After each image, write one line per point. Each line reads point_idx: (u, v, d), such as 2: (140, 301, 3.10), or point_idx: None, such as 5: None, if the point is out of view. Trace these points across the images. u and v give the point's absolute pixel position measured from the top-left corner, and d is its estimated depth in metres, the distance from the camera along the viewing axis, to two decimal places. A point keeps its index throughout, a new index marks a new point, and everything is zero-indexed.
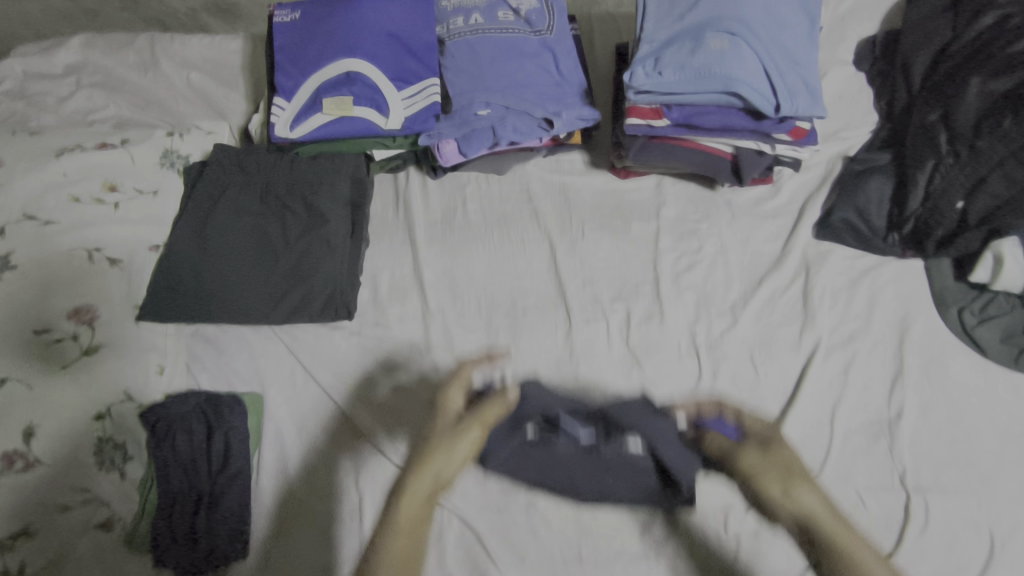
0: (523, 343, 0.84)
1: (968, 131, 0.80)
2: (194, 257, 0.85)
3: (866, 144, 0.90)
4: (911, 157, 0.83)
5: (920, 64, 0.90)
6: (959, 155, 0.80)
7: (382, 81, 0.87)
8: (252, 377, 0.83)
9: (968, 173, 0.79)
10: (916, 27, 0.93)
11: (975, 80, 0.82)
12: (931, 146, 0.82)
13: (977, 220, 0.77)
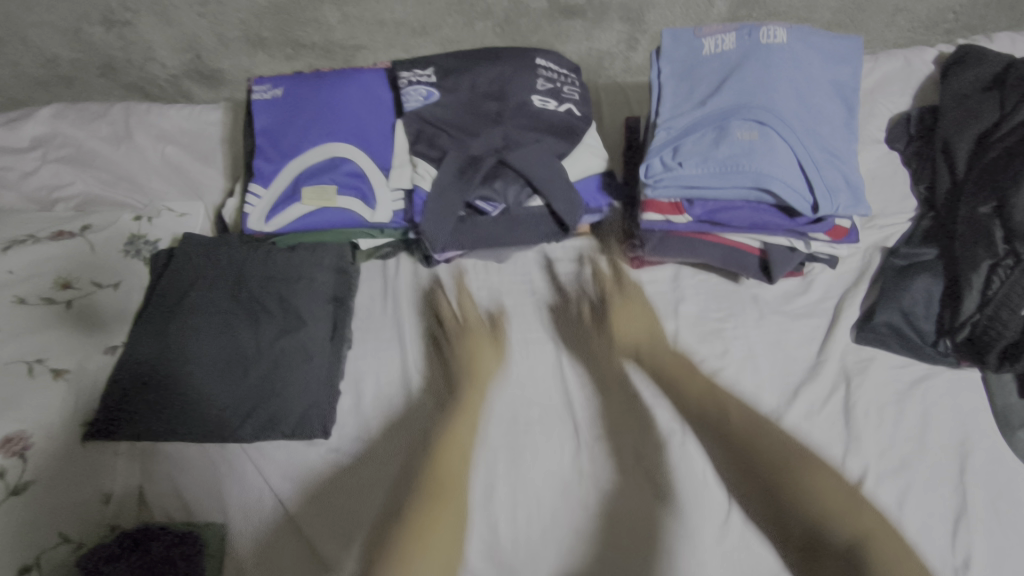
0: (524, 466, 0.71)
1: None
2: (151, 365, 0.75)
3: (906, 234, 0.81)
4: (963, 254, 0.75)
5: (965, 148, 0.81)
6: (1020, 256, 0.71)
7: (369, 168, 0.79)
8: (210, 505, 0.70)
9: None
10: (955, 108, 0.85)
11: None
12: (986, 244, 0.73)
13: None
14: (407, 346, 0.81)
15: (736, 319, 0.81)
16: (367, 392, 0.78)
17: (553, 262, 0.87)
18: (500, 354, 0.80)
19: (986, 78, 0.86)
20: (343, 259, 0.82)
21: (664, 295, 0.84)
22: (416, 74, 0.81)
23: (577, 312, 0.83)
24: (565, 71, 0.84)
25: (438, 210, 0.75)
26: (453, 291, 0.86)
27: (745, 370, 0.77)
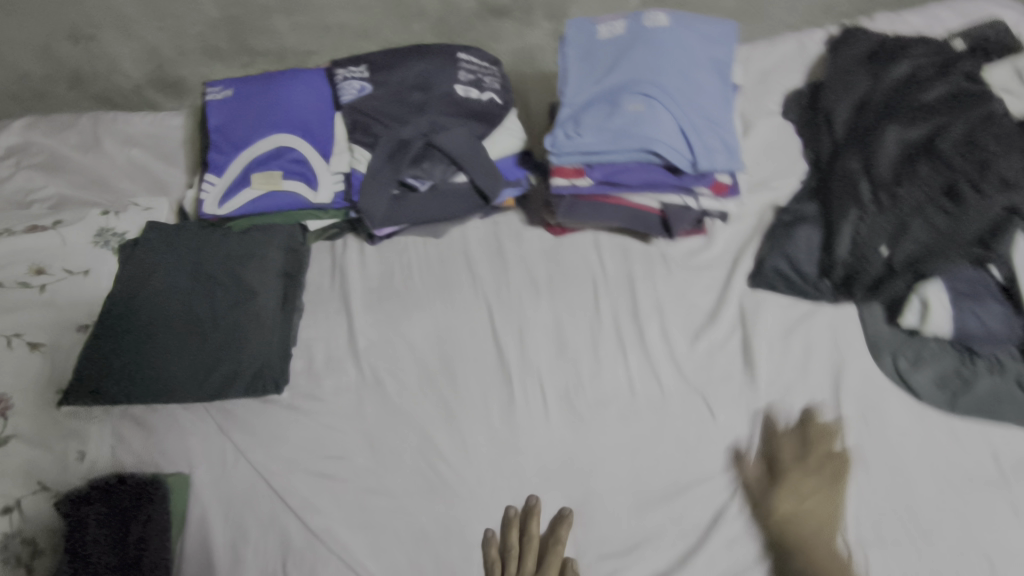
0: (458, 412, 0.79)
1: (888, 180, 0.83)
2: (115, 337, 0.82)
3: (794, 194, 0.91)
4: (835, 205, 0.85)
5: (841, 112, 0.91)
6: (880, 203, 0.82)
7: (311, 154, 0.88)
8: (179, 456, 0.80)
9: (890, 221, 0.81)
10: (835, 77, 0.94)
11: (891, 130, 0.85)
12: (854, 195, 0.83)
13: (903, 265, 0.79)
14: (351, 312, 0.88)
15: (647, 274, 0.89)
16: (317, 355, 0.86)
17: (486, 234, 0.95)
18: (438, 320, 0.86)
19: (866, 48, 0.95)
20: (293, 238, 0.91)
21: (585, 256, 0.91)
22: (350, 71, 0.90)
23: (505, 274, 0.90)
24: (485, 64, 0.93)
25: (373, 185, 0.83)
26: (394, 263, 0.93)
27: (655, 317, 0.85)
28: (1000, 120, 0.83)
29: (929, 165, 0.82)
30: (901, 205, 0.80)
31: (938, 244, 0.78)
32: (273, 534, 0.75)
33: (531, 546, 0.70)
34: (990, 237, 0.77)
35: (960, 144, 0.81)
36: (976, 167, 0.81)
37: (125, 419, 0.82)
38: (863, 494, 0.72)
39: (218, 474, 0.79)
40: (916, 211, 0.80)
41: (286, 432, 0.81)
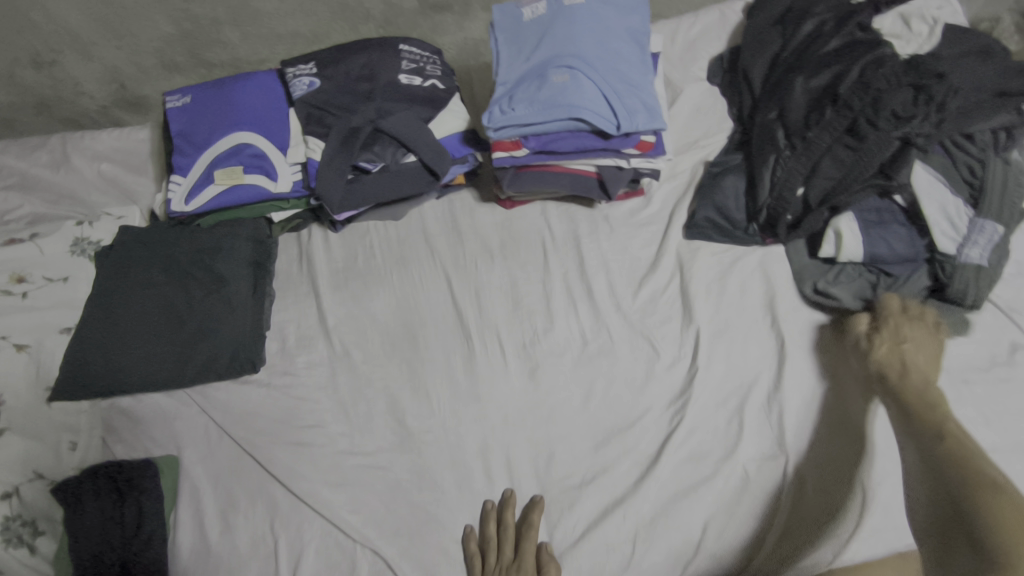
0: (427, 374, 0.87)
1: (800, 125, 0.87)
2: (99, 334, 0.87)
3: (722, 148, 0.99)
4: (756, 154, 0.90)
5: (758, 70, 0.98)
6: (794, 148, 0.87)
7: (268, 148, 0.94)
8: (168, 439, 0.85)
9: (803, 161, 0.85)
10: (752, 43, 1.01)
11: (800, 79, 0.89)
12: (771, 142, 0.88)
13: (818, 201, 0.84)
14: (320, 294, 0.95)
15: (592, 235, 0.96)
16: (290, 336, 0.93)
17: (440, 212, 1.02)
18: (401, 290, 0.94)
19: (777, 14, 1.01)
20: (260, 230, 0.97)
21: (533, 224, 0.98)
22: (300, 69, 0.97)
23: (461, 247, 0.97)
24: (426, 53, 1.00)
25: (329, 172, 0.89)
26: (357, 246, 0.99)
27: (602, 273, 0.92)
28: (897, 56, 0.86)
29: (835, 104, 0.85)
30: (811, 146, 0.84)
31: (847, 178, 0.83)
32: (261, 499, 0.81)
33: (509, 533, 0.75)
34: (894, 164, 0.80)
35: (859, 82, 0.84)
36: (883, 99, 0.81)
37: (113, 410, 0.86)
38: (793, 409, 0.80)
39: (205, 451, 0.85)
40: (825, 149, 0.84)
41: (266, 408, 0.87)
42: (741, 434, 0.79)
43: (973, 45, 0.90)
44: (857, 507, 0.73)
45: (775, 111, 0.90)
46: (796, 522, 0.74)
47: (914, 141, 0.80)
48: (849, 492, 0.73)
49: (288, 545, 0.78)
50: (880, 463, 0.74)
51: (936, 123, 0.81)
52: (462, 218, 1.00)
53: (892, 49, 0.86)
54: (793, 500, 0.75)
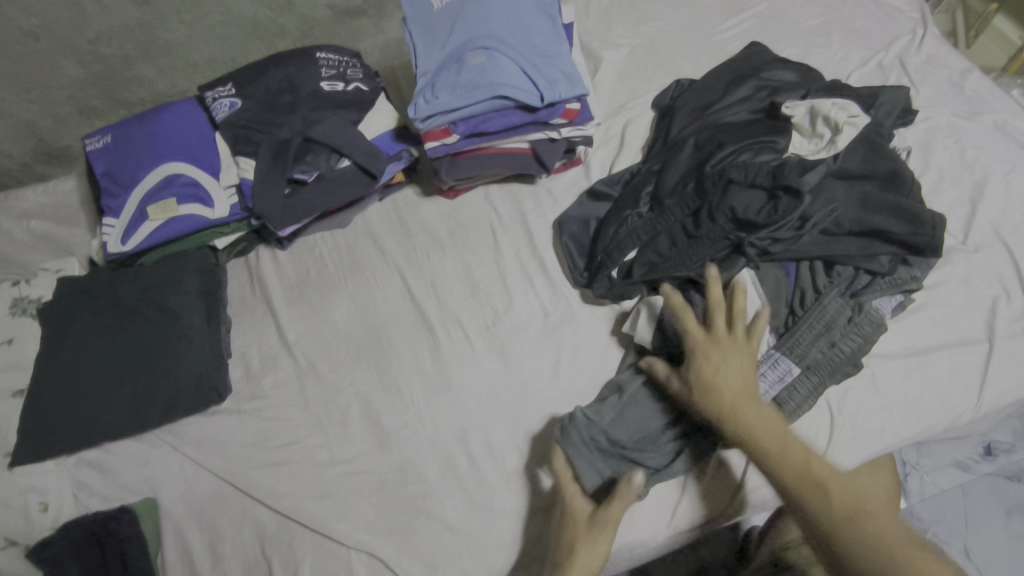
0: (396, 371, 0.86)
1: (668, 189, 0.87)
2: (52, 390, 0.85)
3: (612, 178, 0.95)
4: (619, 201, 0.89)
5: (675, 128, 0.95)
6: (651, 211, 0.87)
7: (200, 176, 0.93)
8: (144, 483, 0.83)
9: (648, 228, 0.84)
10: (686, 108, 0.97)
11: (688, 144, 0.89)
12: (633, 198, 0.88)
13: (638, 273, 0.83)
14: (278, 312, 0.94)
15: (538, 210, 0.98)
16: (253, 359, 0.91)
17: (386, 213, 1.02)
18: (357, 295, 0.94)
19: (727, 73, 1.00)
20: (205, 259, 0.95)
21: (479, 210, 0.99)
22: (218, 91, 0.96)
23: (411, 244, 0.98)
24: (344, 58, 1.01)
25: (265, 190, 0.89)
26: (308, 259, 0.99)
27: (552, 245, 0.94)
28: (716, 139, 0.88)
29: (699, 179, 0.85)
30: (661, 215, 0.84)
31: (670, 259, 0.81)
32: (249, 524, 0.79)
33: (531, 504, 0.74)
34: (718, 264, 0.78)
35: (723, 166, 0.83)
36: (737, 204, 0.77)
37: (82, 464, 0.84)
38: None
39: (183, 488, 0.83)
40: (671, 222, 0.83)
41: (239, 433, 0.85)
42: None
43: (916, 185, 0.81)
44: (828, 424, 0.75)
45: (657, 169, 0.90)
46: None
47: (717, 245, 0.78)
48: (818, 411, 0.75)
49: (283, 564, 0.77)
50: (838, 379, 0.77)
51: (768, 245, 0.76)
52: (408, 216, 1.01)
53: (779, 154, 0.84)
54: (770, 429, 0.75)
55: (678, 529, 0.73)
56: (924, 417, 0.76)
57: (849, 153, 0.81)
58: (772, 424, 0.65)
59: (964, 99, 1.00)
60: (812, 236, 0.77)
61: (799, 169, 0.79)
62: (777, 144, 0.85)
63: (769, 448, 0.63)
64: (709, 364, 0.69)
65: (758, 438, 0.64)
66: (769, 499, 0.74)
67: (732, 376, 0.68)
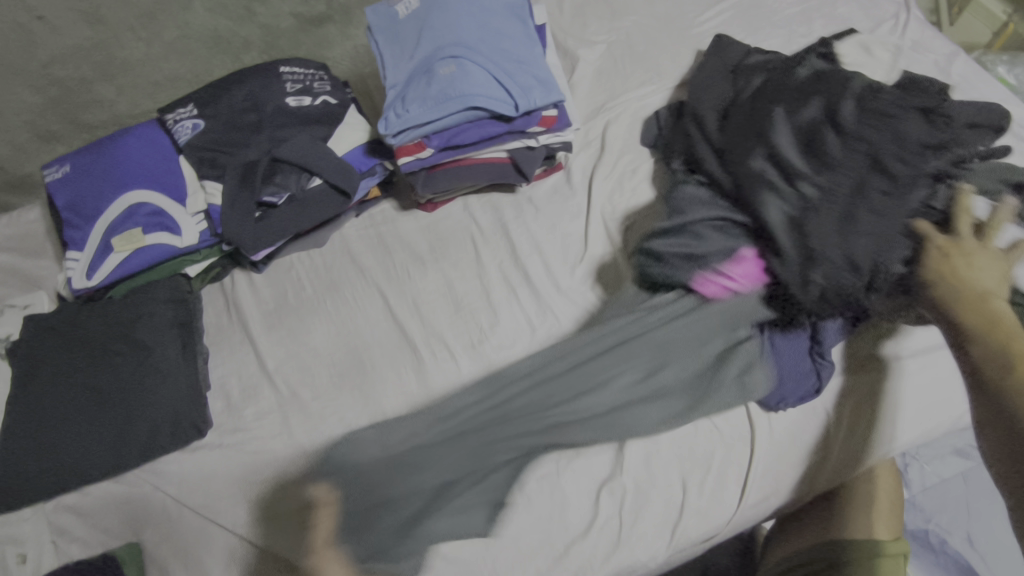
0: (381, 395, 0.84)
1: (800, 164, 0.73)
2: (25, 435, 0.82)
3: (682, 182, 0.82)
4: (750, 193, 0.74)
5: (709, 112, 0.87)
6: (806, 190, 0.71)
7: (166, 204, 0.89)
8: (126, 525, 0.81)
9: (827, 214, 0.69)
10: (693, 101, 0.90)
11: (784, 110, 0.78)
12: (763, 186, 0.73)
13: (815, 287, 0.68)
14: (256, 340, 0.91)
15: (519, 219, 0.95)
16: (233, 390, 0.88)
17: (363, 230, 0.99)
18: (336, 318, 0.91)
19: (722, 66, 0.94)
20: (177, 289, 0.92)
21: (459, 222, 0.97)
22: (181, 113, 0.93)
23: (391, 261, 0.95)
24: (310, 71, 0.98)
25: (233, 216, 0.85)
26: (285, 282, 0.96)
27: (535, 256, 0.91)
28: (705, 149, 0.83)
29: (838, 138, 0.73)
30: (835, 190, 0.70)
31: (887, 235, 0.68)
32: (235, 563, 0.77)
33: None
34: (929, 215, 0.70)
35: (856, 122, 0.74)
36: (696, 235, 0.75)
37: (60, 510, 0.81)
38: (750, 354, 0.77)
39: (166, 529, 0.80)
40: (850, 195, 0.70)
41: (222, 469, 0.83)
42: None
43: (922, 176, 0.71)
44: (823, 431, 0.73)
45: (760, 146, 0.76)
46: (777, 460, 0.72)
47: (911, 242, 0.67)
48: (814, 418, 0.73)
49: None
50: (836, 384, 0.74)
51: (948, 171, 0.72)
52: (387, 232, 0.98)
53: (764, 146, 0.75)
54: (766, 440, 0.72)
55: (678, 547, 0.71)
56: (924, 420, 0.74)
57: (824, 145, 0.73)
58: (1003, 307, 0.61)
59: (951, 83, 0.97)
60: (791, 248, 0.69)
61: (761, 181, 0.73)
62: (756, 138, 0.77)
63: (998, 339, 0.57)
64: (961, 258, 0.65)
65: (997, 321, 0.59)
66: (768, 510, 0.72)
67: (988, 278, 0.63)
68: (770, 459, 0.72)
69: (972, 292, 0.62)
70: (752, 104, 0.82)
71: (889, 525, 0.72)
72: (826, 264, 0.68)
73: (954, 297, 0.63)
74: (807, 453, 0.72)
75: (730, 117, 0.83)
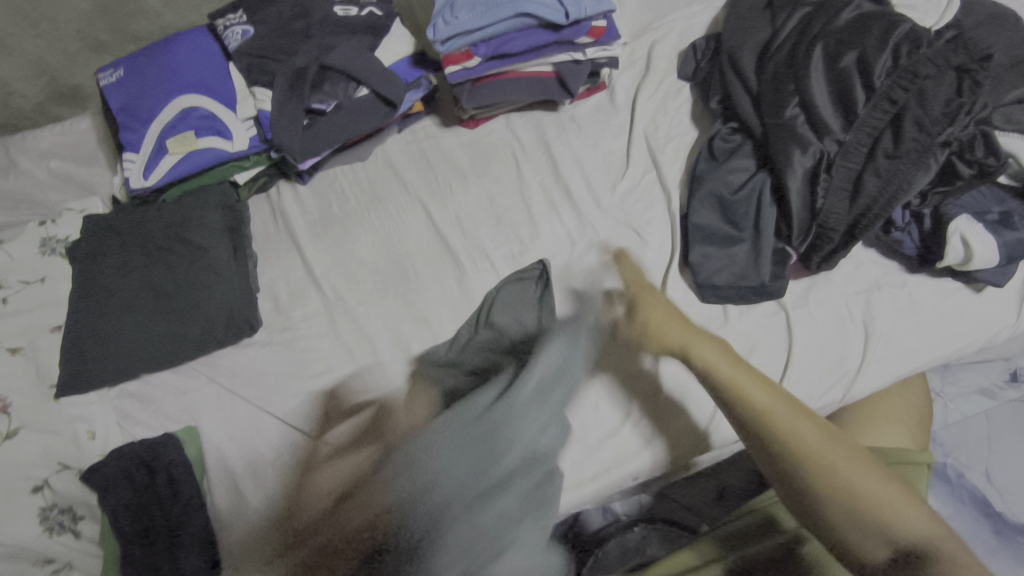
0: (422, 300, 0.87)
1: (829, 121, 0.74)
2: (91, 325, 0.87)
3: (717, 133, 0.84)
4: (778, 151, 0.75)
5: (748, 56, 0.84)
6: (833, 148, 0.73)
7: (217, 108, 0.92)
8: (184, 413, 0.85)
9: (841, 179, 0.72)
10: (733, 31, 0.87)
11: (823, 55, 0.76)
12: (793, 142, 0.74)
13: (846, 226, 0.72)
14: (302, 247, 0.94)
15: (561, 137, 0.95)
16: (281, 293, 0.92)
17: (405, 145, 1.00)
18: (380, 228, 0.94)
19: None
20: (227, 196, 0.96)
21: (500, 139, 0.97)
22: (230, 19, 0.94)
23: (433, 175, 0.97)
24: None
25: (283, 121, 0.87)
26: (329, 193, 0.98)
27: (576, 172, 0.92)
28: (742, 94, 0.82)
29: (870, 98, 0.72)
30: (847, 154, 0.72)
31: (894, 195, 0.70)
32: (286, 447, 0.82)
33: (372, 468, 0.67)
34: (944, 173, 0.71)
35: (892, 74, 0.72)
36: (693, 191, 0.81)
37: (123, 396, 0.86)
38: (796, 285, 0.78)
39: (222, 416, 0.85)
40: (863, 158, 0.72)
41: (272, 364, 0.87)
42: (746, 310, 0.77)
43: (935, 145, 0.69)
44: (863, 344, 0.74)
45: (795, 100, 0.76)
46: (807, 369, 0.74)
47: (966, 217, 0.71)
48: (854, 332, 0.75)
49: None
50: (875, 301, 0.76)
51: None
52: (429, 148, 0.99)
53: (800, 94, 0.75)
54: (802, 352, 0.74)
55: (707, 445, 0.75)
56: (960, 335, 0.75)
57: (854, 105, 0.73)
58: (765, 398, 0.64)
59: (1014, 7, 0.94)
60: (798, 207, 0.74)
61: (790, 135, 0.74)
62: (794, 86, 0.76)
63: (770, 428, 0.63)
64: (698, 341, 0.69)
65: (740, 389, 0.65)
66: None
67: (715, 357, 0.68)
68: (806, 377, 0.73)
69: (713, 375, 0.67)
70: (795, 45, 0.79)
71: (917, 437, 0.72)
72: (828, 220, 0.73)
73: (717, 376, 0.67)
74: (836, 366, 0.74)
75: (767, 61, 0.81)
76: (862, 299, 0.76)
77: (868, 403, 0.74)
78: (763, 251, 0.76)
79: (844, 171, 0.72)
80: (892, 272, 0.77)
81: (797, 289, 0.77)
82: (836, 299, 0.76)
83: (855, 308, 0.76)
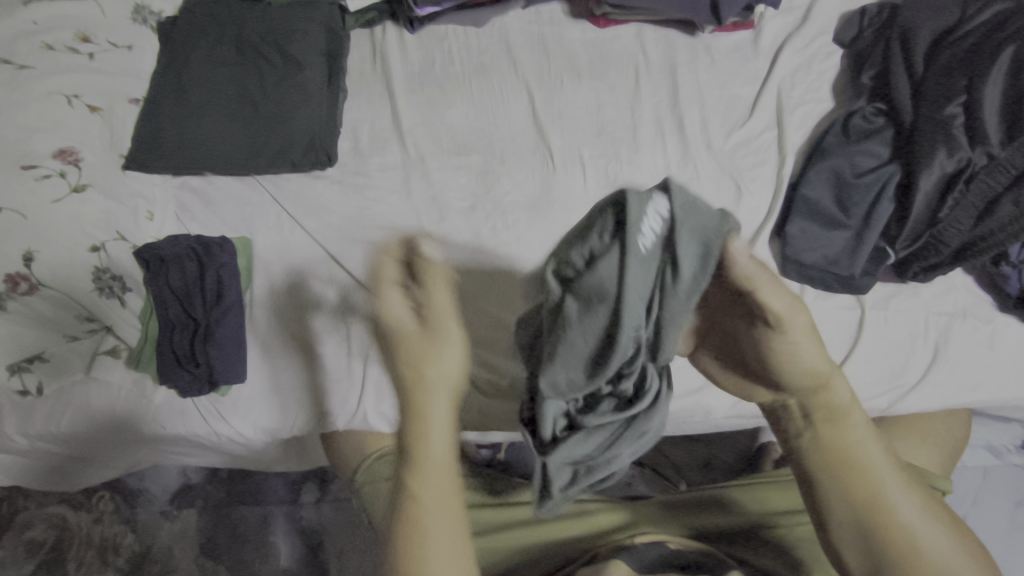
0: (502, 186, 0.84)
1: (990, 131, 0.69)
2: (174, 106, 0.84)
3: (858, 110, 0.79)
4: (922, 148, 0.71)
5: (920, 41, 0.78)
6: (986, 163, 0.68)
7: None
8: (241, 223, 0.86)
9: (977, 195, 0.69)
10: (917, 5, 0.80)
11: (1009, 59, 0.70)
12: (944, 143, 0.70)
13: (959, 245, 0.70)
14: (395, 96, 0.91)
15: (690, 65, 0.90)
16: (363, 136, 0.90)
17: (526, 24, 0.95)
18: (478, 101, 0.90)
19: None
20: (333, 20, 0.94)
21: (628, 46, 0.92)
22: None
23: (546, 65, 0.92)
24: None
25: None
26: (434, 49, 0.94)
27: (695, 107, 0.87)
28: (902, 79, 0.77)
29: None
30: (995, 172, 0.68)
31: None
32: (337, 286, 0.82)
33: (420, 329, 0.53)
34: None
35: None
36: (814, 161, 0.78)
37: (185, 188, 0.87)
38: (881, 290, 0.76)
39: (278, 239, 0.85)
40: (1012, 179, 0.68)
41: (338, 204, 0.86)
42: (823, 299, 0.76)
43: None
44: (927, 363, 0.74)
45: (959, 101, 0.71)
46: (864, 370, 0.73)
47: None
48: (923, 348, 0.74)
49: (359, 336, 0.80)
50: (956, 327, 0.74)
51: None
52: (550, 35, 0.94)
53: (969, 95, 0.70)
54: (865, 349, 0.74)
55: (740, 411, 0.76)
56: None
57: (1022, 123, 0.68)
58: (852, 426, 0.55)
59: None
60: (919, 210, 0.71)
61: (941, 134, 0.70)
62: (965, 84, 0.71)
63: (846, 468, 0.54)
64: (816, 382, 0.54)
65: (875, 484, 0.53)
66: None
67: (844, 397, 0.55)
68: (859, 374, 0.73)
69: (837, 471, 0.54)
70: (980, 41, 0.73)
71: (944, 462, 0.73)
72: (944, 234, 0.70)
73: (722, 375, 0.60)
74: (895, 376, 0.73)
75: (941, 50, 0.76)
76: (942, 321, 0.75)
77: (910, 418, 0.75)
78: (866, 244, 0.72)
79: (983, 188, 0.69)
80: (982, 305, 0.76)
81: (881, 295, 0.76)
82: (919, 314, 0.75)
83: (932, 328, 0.74)
